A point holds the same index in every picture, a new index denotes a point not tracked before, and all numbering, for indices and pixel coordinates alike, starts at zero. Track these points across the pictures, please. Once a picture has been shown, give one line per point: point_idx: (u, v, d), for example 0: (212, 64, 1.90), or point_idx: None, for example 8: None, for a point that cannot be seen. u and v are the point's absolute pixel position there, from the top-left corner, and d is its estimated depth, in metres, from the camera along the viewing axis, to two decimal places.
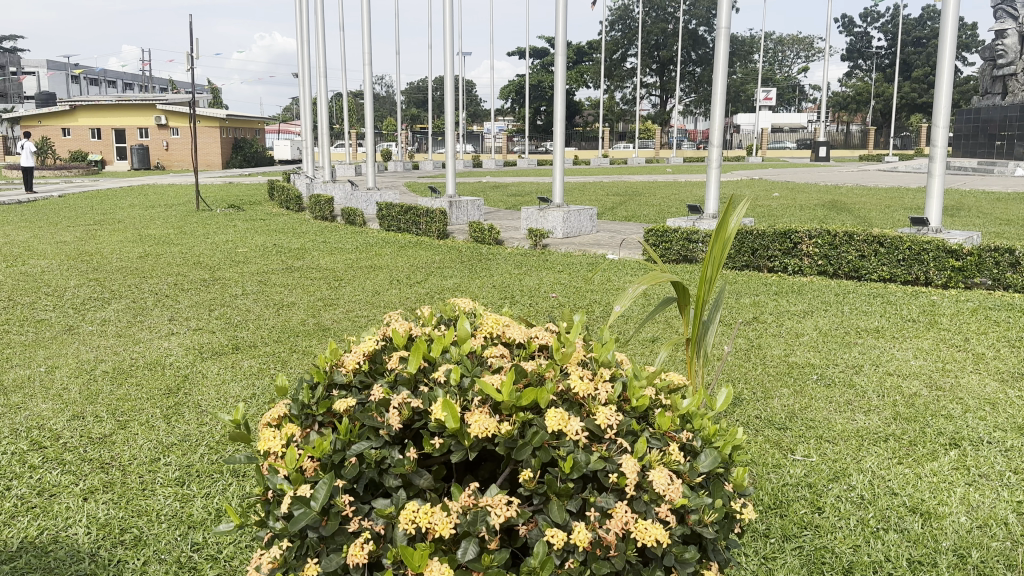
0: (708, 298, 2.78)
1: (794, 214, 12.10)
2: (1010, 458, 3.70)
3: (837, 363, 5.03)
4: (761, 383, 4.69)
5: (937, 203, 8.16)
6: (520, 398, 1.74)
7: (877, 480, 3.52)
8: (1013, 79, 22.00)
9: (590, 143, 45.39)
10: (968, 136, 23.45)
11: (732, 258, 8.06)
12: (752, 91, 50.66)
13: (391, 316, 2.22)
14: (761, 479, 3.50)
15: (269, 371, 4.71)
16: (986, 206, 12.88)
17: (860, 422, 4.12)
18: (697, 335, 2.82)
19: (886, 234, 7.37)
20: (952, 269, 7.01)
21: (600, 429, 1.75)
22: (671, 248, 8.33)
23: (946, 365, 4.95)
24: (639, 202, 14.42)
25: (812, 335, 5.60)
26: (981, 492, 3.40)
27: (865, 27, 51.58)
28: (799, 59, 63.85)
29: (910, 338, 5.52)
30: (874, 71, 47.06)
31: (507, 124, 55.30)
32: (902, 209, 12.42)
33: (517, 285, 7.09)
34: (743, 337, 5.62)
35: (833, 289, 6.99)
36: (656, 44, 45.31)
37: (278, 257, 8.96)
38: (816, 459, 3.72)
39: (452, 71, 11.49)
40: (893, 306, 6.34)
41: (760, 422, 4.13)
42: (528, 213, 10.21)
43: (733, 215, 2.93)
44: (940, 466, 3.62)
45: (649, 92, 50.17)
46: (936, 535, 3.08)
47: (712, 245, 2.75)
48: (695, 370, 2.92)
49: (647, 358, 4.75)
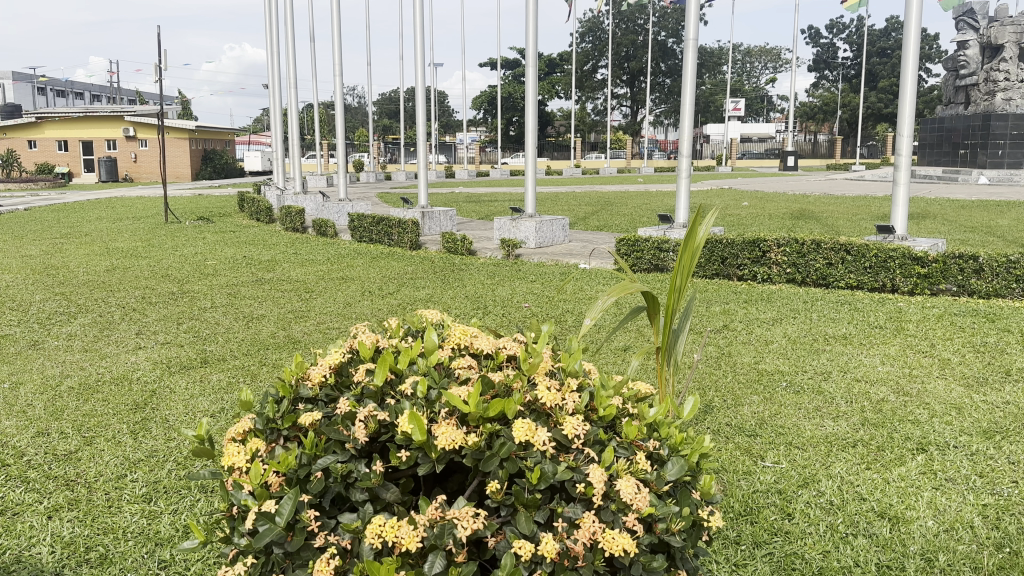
0: (677, 308, 2.81)
1: (764, 222, 12.28)
2: (975, 462, 3.76)
3: (807, 369, 5.09)
4: (732, 390, 4.74)
5: (903, 211, 8.31)
6: (487, 409, 1.74)
7: (845, 485, 3.57)
8: (975, 90, 22.60)
9: (562, 153, 45.73)
10: (934, 145, 23.79)
11: (703, 267, 8.13)
12: (721, 101, 51.43)
13: (357, 328, 2.20)
14: (732, 486, 3.53)
15: (237, 385, 4.65)
16: (949, 214, 13.19)
17: (829, 428, 4.17)
18: (666, 343, 2.85)
19: (853, 241, 7.48)
20: (918, 276, 7.14)
21: (568, 439, 1.75)
22: (642, 258, 8.38)
23: (913, 371, 5.04)
24: (611, 212, 14.54)
25: (781, 342, 5.66)
26: (948, 496, 3.45)
27: (830, 38, 52.54)
28: (768, 71, 65.04)
29: (878, 344, 5.61)
30: (840, 82, 47.79)
31: (479, 135, 55.50)
32: (869, 217, 12.66)
33: (490, 295, 7.10)
34: (713, 345, 5.67)
35: (802, 296, 7.09)
36: (626, 55, 45.84)
37: (248, 269, 8.84)
38: (786, 465, 3.76)
39: (422, 82, 11.52)
40: (861, 312, 6.45)
41: (730, 429, 4.17)
42: (500, 223, 10.22)
43: (702, 225, 2.96)
44: (907, 472, 3.67)
45: (620, 103, 50.64)
46: (904, 540, 3.12)
47: (680, 256, 2.79)
48: (666, 377, 2.96)
49: (620, 367, 4.77)
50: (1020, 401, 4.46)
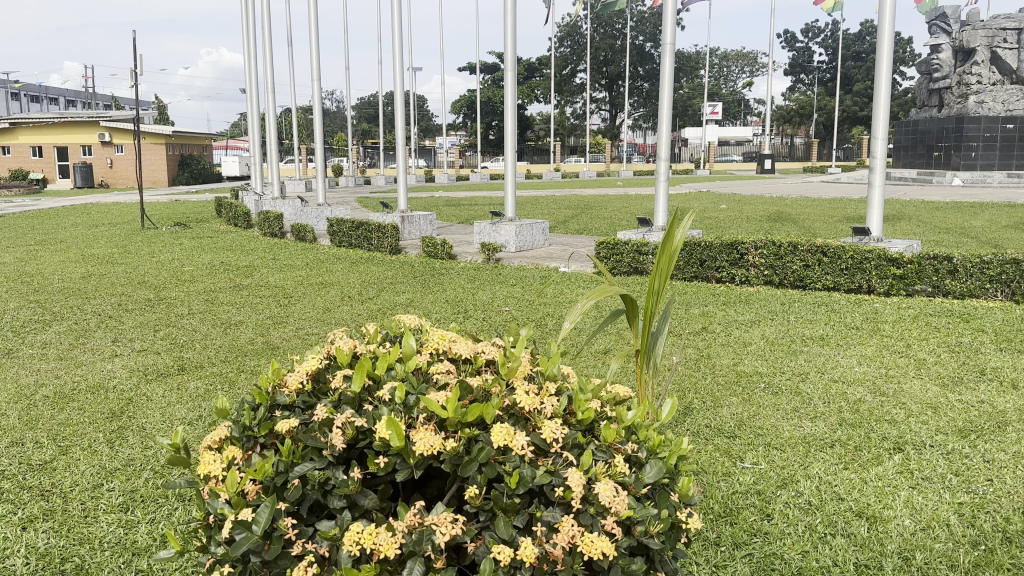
0: (657, 310, 2.83)
1: (742, 225, 12.37)
2: (951, 461, 3.81)
3: (785, 370, 5.14)
4: (711, 392, 4.77)
5: (878, 213, 8.40)
6: (466, 413, 1.73)
7: (823, 485, 3.60)
8: (948, 93, 22.99)
9: (542, 157, 45.83)
10: (908, 148, 23.71)
11: (682, 270, 8.18)
12: (699, 105, 51.83)
13: (335, 334, 2.19)
14: (711, 488, 3.56)
15: (215, 392, 4.61)
16: (923, 215, 13.37)
17: (807, 429, 4.21)
18: (645, 346, 2.86)
19: (829, 243, 7.56)
20: (894, 277, 7.23)
21: (546, 443, 1.75)
22: (622, 261, 8.42)
23: (890, 371, 5.10)
24: (591, 216, 14.60)
25: (760, 344, 5.71)
26: (924, 494, 3.49)
27: (805, 42, 53.15)
28: (744, 74, 65.66)
29: (854, 345, 5.67)
30: (815, 86, 48.34)
31: (459, 139, 55.48)
32: (845, 219, 12.80)
33: (471, 299, 7.09)
34: (692, 347, 5.71)
35: (780, 298, 7.16)
36: (604, 59, 46.06)
37: (226, 275, 8.77)
38: (765, 466, 3.78)
39: (401, 86, 11.50)
40: (837, 313, 6.52)
41: (709, 431, 4.19)
42: (481, 227, 10.22)
43: (679, 229, 2.97)
44: (885, 471, 3.71)
45: (599, 107, 50.86)
46: (881, 539, 3.15)
47: (659, 259, 2.80)
48: (645, 380, 2.98)
49: (600, 370, 4.78)
50: (994, 400, 4.53)
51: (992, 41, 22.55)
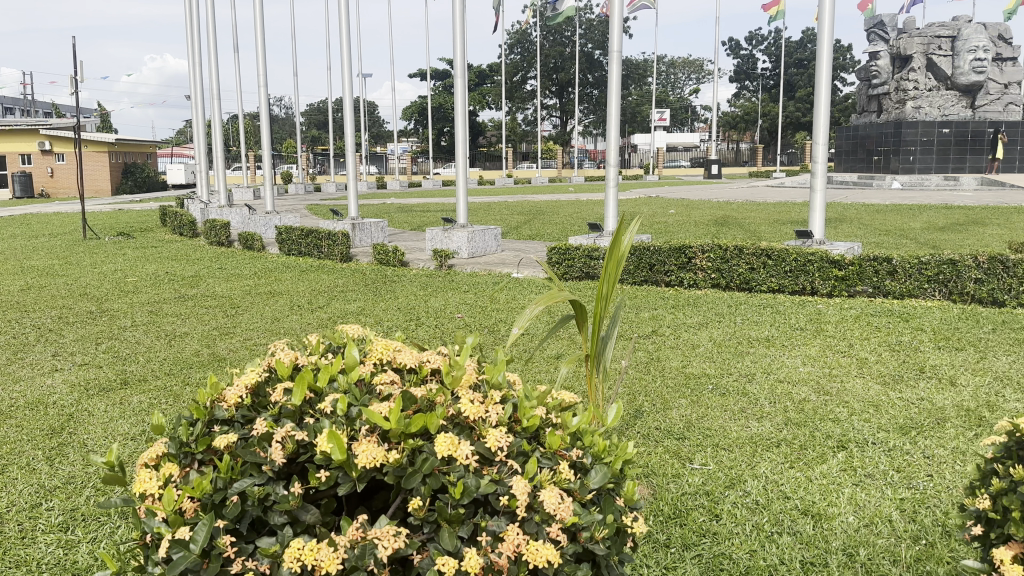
0: (606, 315, 2.85)
1: (690, 229, 12.57)
2: (892, 457, 3.92)
3: (732, 372, 5.22)
4: (661, 395, 4.82)
5: (821, 216, 8.60)
6: (409, 424, 1.72)
7: (770, 484, 3.66)
8: (887, 98, 23.86)
9: (494, 163, 45.92)
10: (849, 152, 24.64)
11: (632, 274, 8.27)
12: (648, 111, 52.58)
13: (275, 345, 2.15)
14: (661, 490, 3.60)
15: (160, 406, 4.49)
16: (864, 218, 13.77)
17: (754, 429, 4.29)
18: (595, 351, 2.89)
19: (773, 246, 7.73)
20: (836, 279, 7.43)
21: (491, 452, 1.74)
22: (574, 266, 8.47)
23: (833, 370, 5.23)
24: (543, 221, 14.67)
25: (708, 346, 5.79)
26: (866, 491, 3.58)
27: (749, 50, 54.33)
28: (690, 81, 66.82)
29: (799, 345, 5.80)
30: (760, 92, 49.46)
31: (411, 146, 55.24)
32: (789, 223, 13.11)
33: (422, 307, 7.05)
34: (642, 350, 5.76)
35: (727, 301, 7.28)
36: (555, 66, 46.41)
37: (171, 286, 8.56)
38: (713, 467, 3.84)
39: (350, 93, 11.41)
40: (782, 315, 6.66)
41: (659, 433, 4.24)
42: (432, 234, 10.17)
43: (626, 235, 3.01)
44: (829, 469, 3.80)
45: (550, 113, 51.22)
46: (826, 536, 3.22)
47: (606, 265, 2.83)
48: (596, 384, 3.02)
49: (552, 376, 4.80)
50: (933, 397, 4.68)
51: (928, 48, 22.94)
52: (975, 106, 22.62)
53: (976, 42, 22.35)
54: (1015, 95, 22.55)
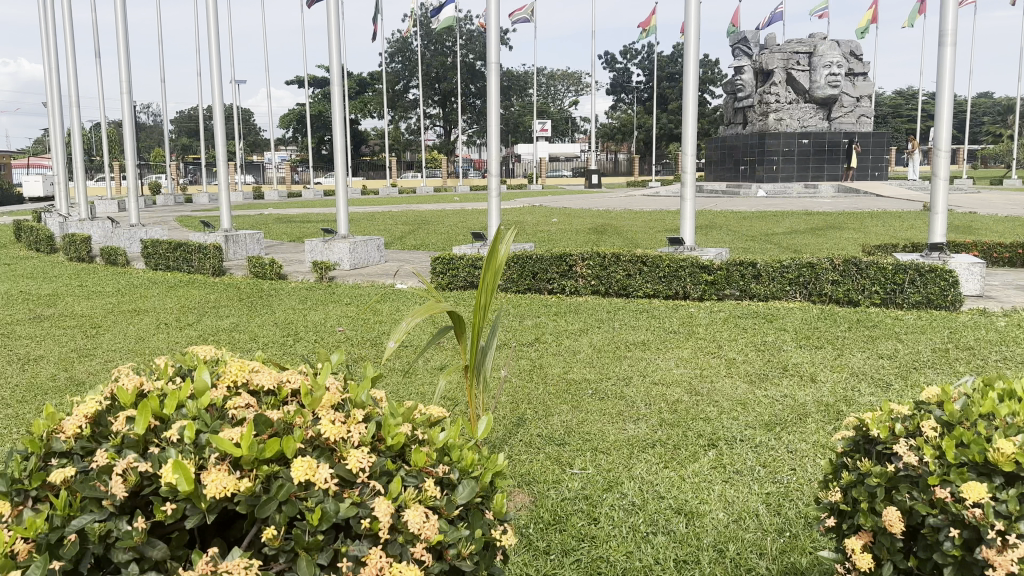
0: (483, 325, 2.85)
1: (570, 237, 12.85)
2: (758, 453, 4.11)
3: (611, 376, 5.34)
4: (543, 402, 4.87)
5: (691, 223, 8.95)
6: (263, 449, 1.64)
7: (646, 485, 3.75)
8: (751, 111, 25.29)
9: (378, 173, 45.37)
10: (718, 161, 25.96)
11: (515, 282, 8.35)
12: (529, 122, 53.48)
13: (121, 370, 2.01)
14: (541, 497, 3.63)
15: (8, 437, 4.11)
16: (732, 224, 14.52)
17: (631, 431, 4.40)
18: (474, 362, 2.89)
19: (648, 253, 8.00)
20: (706, 283, 7.76)
21: (352, 474, 1.68)
22: (457, 275, 8.45)
23: (704, 371, 5.44)
24: (426, 231, 14.61)
25: (587, 352, 5.91)
26: (736, 487, 3.73)
27: (624, 63, 56.32)
28: (570, 93, 68.52)
29: (673, 348, 6.01)
30: (636, 105, 51.33)
31: (290, 155, 53.77)
32: (664, 230, 13.64)
33: (301, 321, 6.85)
34: (524, 358, 5.81)
35: (605, 307, 7.47)
36: (437, 76, 46.44)
37: (23, 306, 7.92)
38: (592, 471, 3.90)
39: (221, 101, 10.96)
40: (658, 319, 6.89)
41: (540, 440, 4.28)
42: (311, 245, 9.90)
43: (503, 244, 3.02)
44: (700, 467, 3.94)
45: (433, 123, 51.20)
46: (698, 533, 3.33)
47: (485, 274, 2.83)
48: (475, 395, 3.02)
49: (434, 387, 4.75)
50: (795, 394, 4.94)
51: (788, 63, 24.58)
52: (831, 117, 24.31)
53: (830, 58, 24.07)
54: (866, 107, 24.34)
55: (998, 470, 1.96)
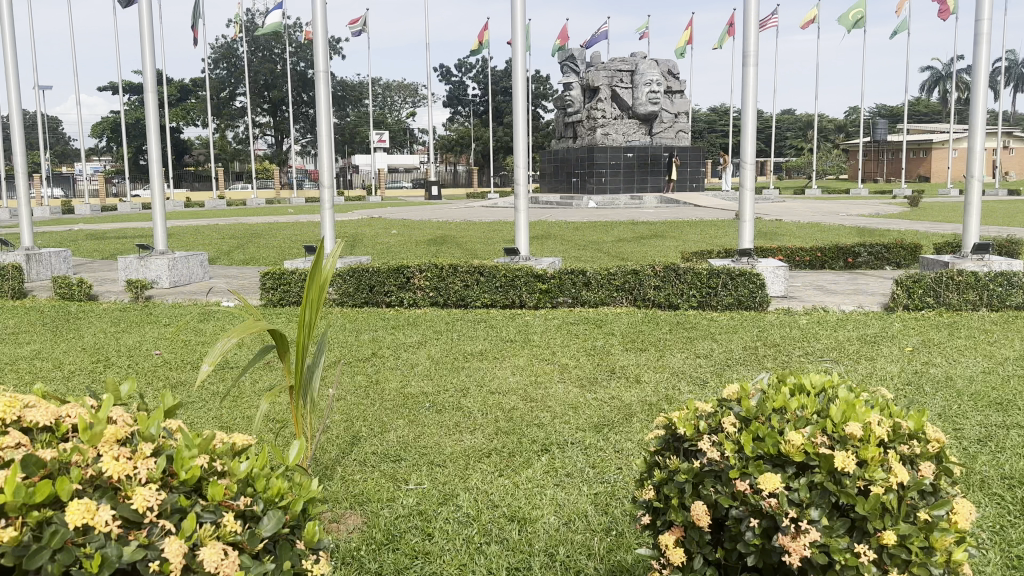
0: (309, 343, 2.76)
1: (408, 249, 12.79)
2: (588, 455, 4.25)
3: (447, 388, 5.33)
4: (378, 418, 4.77)
5: (525, 233, 9.12)
6: (32, 494, 1.47)
7: (480, 496, 3.77)
8: (580, 125, 26.45)
9: (204, 184, 42.97)
10: (552, 174, 26.89)
11: (351, 297, 8.17)
12: (365, 133, 52.80)
13: None
14: (374, 517, 3.54)
15: None
16: (565, 234, 15.06)
17: (466, 442, 4.40)
18: (300, 381, 2.78)
19: (484, 264, 8.10)
20: (540, 291, 7.97)
21: (138, 514, 1.55)
22: (290, 290, 8.13)
23: (538, 378, 5.56)
24: (257, 245, 14.00)
25: (425, 365, 5.87)
26: (567, 491, 3.82)
27: (459, 76, 57.04)
28: (406, 104, 68.45)
29: (509, 357, 6.10)
30: (472, 117, 52.10)
31: (103, 165, 49.75)
32: (500, 240, 13.89)
33: (114, 344, 6.31)
34: (361, 374, 5.68)
35: (443, 318, 7.47)
36: (266, 84, 44.77)
37: None
38: (427, 486, 3.86)
39: (17, 105, 9.95)
40: (494, 329, 6.98)
41: (375, 458, 4.19)
42: (126, 263, 9.17)
43: (329, 259, 2.95)
44: (534, 473, 4.01)
45: (263, 132, 49.29)
46: (530, 539, 3.38)
47: (309, 289, 2.74)
48: (303, 417, 2.92)
49: (262, 410, 4.53)
50: (622, 395, 5.17)
51: (612, 81, 25.89)
52: (652, 132, 25.86)
53: (650, 77, 25.63)
54: (683, 123, 26.15)
55: (790, 459, 2.10)
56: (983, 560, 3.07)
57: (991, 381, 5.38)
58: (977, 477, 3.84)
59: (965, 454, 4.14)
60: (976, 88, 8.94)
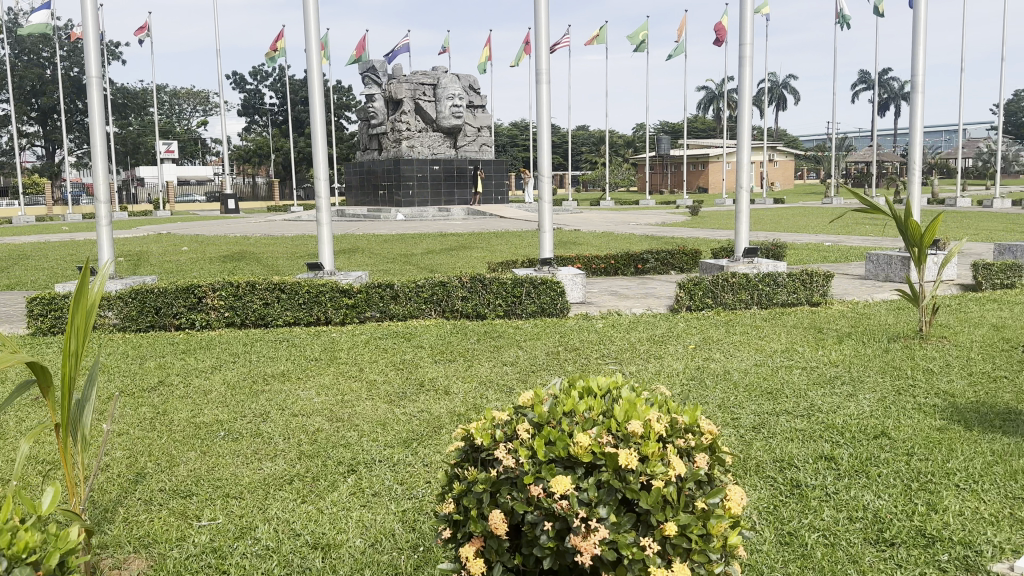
0: (75, 376, 2.48)
1: (203, 266, 12.00)
2: (396, 472, 4.17)
3: (246, 414, 5.03)
4: (167, 451, 4.40)
5: (328, 248, 8.86)
6: None
7: (281, 525, 3.58)
8: (385, 137, 26.35)
9: None
10: (358, 186, 26.51)
11: (137, 321, 7.51)
12: (152, 143, 49.00)
13: None
14: (160, 561, 3.25)
15: None
16: (372, 247, 14.87)
17: (267, 469, 4.17)
18: (66, 419, 2.49)
19: (286, 280, 7.78)
20: (347, 307, 7.78)
21: None
22: (62, 316, 7.30)
23: (344, 396, 5.40)
24: (23, 266, 12.50)
25: (221, 390, 5.50)
26: (373, 511, 3.72)
27: (256, 85, 54.64)
28: (199, 114, 64.46)
29: (313, 376, 5.88)
30: (271, 127, 50.06)
31: None
32: (304, 255, 13.43)
33: None
34: (147, 404, 5.22)
35: (242, 339, 7.06)
36: (30, 89, 40.23)
37: None
38: (222, 521, 3.61)
39: None
40: (297, 348, 6.70)
41: (164, 495, 3.85)
42: None
43: (97, 282, 2.67)
44: (339, 495, 3.88)
45: (29, 142, 44.25)
46: (334, 566, 3.26)
47: (72, 314, 2.46)
48: (73, 459, 2.59)
49: (24, 453, 4.02)
50: (431, 408, 5.14)
51: (415, 94, 25.91)
52: (457, 145, 26.21)
53: (452, 91, 25.91)
54: (486, 138, 26.81)
55: (579, 461, 2.18)
56: (757, 538, 3.38)
57: (762, 372, 5.98)
58: (752, 462, 4.24)
59: (742, 441, 4.56)
60: (741, 109, 9.95)
